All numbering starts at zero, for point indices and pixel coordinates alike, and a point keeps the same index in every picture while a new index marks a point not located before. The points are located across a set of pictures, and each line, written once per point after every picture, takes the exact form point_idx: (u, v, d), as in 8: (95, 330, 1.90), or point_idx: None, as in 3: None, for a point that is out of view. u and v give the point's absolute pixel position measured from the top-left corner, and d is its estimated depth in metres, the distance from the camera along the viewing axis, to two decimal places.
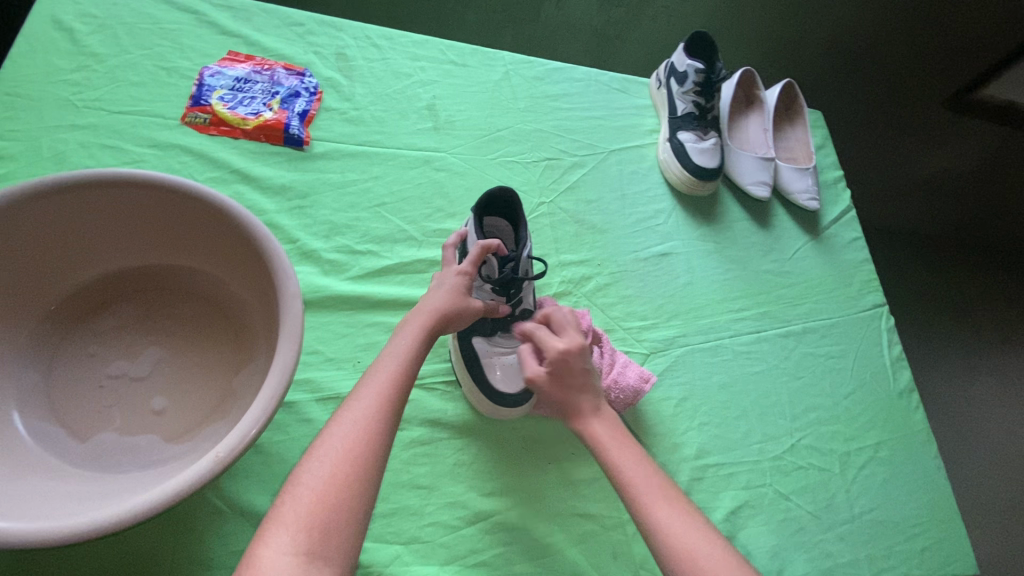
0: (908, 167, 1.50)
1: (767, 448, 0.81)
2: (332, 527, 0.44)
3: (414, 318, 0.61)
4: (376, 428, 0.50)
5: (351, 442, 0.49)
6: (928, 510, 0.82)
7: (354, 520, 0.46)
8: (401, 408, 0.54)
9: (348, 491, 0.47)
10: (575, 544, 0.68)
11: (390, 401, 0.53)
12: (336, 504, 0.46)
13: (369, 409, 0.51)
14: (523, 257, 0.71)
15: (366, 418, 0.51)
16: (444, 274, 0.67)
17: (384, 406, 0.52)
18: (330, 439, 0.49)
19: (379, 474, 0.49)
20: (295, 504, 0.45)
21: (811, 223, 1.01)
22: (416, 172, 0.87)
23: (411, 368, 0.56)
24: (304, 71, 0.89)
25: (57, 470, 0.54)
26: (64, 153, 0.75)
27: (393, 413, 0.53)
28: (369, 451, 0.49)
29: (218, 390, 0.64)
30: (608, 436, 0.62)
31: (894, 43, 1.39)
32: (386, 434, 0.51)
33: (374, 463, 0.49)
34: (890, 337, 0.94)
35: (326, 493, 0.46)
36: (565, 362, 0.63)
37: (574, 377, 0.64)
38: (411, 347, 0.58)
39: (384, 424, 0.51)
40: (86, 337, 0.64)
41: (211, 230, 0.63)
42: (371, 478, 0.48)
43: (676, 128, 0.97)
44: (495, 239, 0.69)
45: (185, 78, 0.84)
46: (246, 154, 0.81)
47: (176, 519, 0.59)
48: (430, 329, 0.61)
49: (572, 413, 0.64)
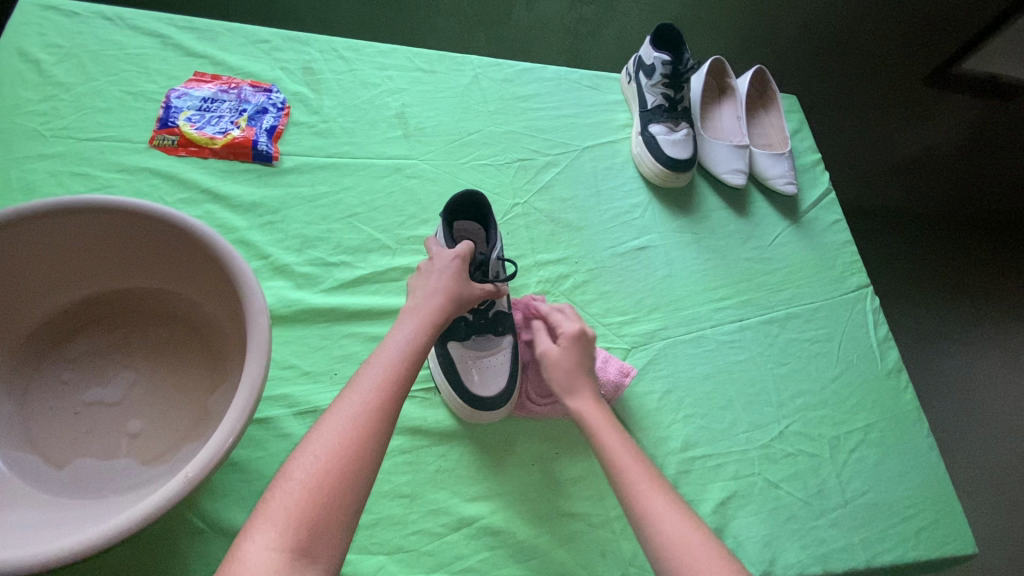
0: (894, 146, 1.48)
1: (754, 437, 0.80)
2: (319, 523, 0.44)
3: (421, 306, 0.62)
4: (373, 421, 0.49)
5: (346, 433, 0.48)
6: (922, 490, 0.81)
7: (344, 517, 0.45)
8: (403, 400, 0.53)
9: (342, 485, 0.46)
10: (563, 544, 0.68)
11: (388, 392, 0.52)
12: (325, 500, 0.45)
13: (369, 399, 0.51)
14: (492, 260, 0.72)
15: (363, 409, 0.50)
16: (440, 256, 0.68)
17: (383, 398, 0.51)
18: (323, 432, 0.48)
19: (375, 469, 0.48)
20: (283, 498, 0.45)
21: (789, 208, 1.01)
22: (388, 181, 0.87)
23: (414, 358, 0.56)
24: (271, 87, 0.89)
25: (34, 499, 0.54)
26: (33, 183, 0.75)
27: (394, 404, 0.52)
28: (366, 443, 0.48)
29: (193, 410, 0.64)
30: (603, 419, 0.64)
31: (868, 27, 1.35)
32: (385, 426, 0.50)
33: (369, 457, 0.48)
34: (876, 318, 0.93)
35: (316, 489, 0.45)
36: (579, 343, 0.70)
37: (584, 359, 0.69)
38: (414, 335, 0.58)
39: (382, 414, 0.50)
40: (59, 363, 0.65)
41: (179, 251, 0.63)
42: (365, 473, 0.47)
43: (648, 121, 0.97)
44: (469, 243, 0.69)
45: (152, 101, 0.84)
46: (216, 174, 0.81)
47: (157, 541, 0.59)
48: (437, 314, 0.61)
49: (574, 389, 0.66)
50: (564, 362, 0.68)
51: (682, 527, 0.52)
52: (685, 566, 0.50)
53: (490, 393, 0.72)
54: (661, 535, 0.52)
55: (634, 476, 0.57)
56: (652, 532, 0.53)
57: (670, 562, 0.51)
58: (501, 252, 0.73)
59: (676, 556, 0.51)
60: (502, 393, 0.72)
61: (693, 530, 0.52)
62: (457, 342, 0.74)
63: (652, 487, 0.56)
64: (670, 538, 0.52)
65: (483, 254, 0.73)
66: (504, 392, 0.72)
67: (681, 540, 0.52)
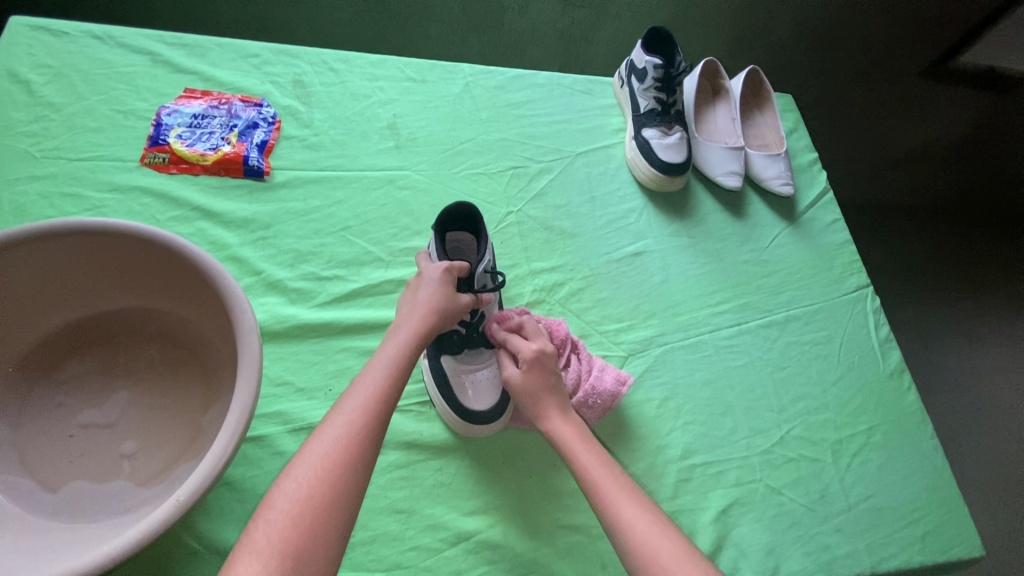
0: (893, 140, 1.47)
1: (755, 443, 0.79)
2: (304, 551, 0.43)
3: (407, 326, 0.62)
4: (356, 446, 0.50)
5: (329, 460, 0.48)
6: (928, 493, 0.79)
7: (330, 544, 0.45)
8: (386, 422, 0.53)
9: (326, 512, 0.46)
10: (562, 556, 0.67)
11: (371, 417, 0.52)
12: (310, 527, 0.44)
13: (351, 423, 0.51)
14: (478, 271, 0.71)
15: (347, 434, 0.50)
16: (428, 271, 0.69)
17: (366, 423, 0.51)
18: (306, 458, 0.48)
19: (359, 493, 0.48)
20: (267, 528, 0.44)
21: (786, 209, 1.00)
22: (381, 192, 0.87)
23: (397, 381, 0.56)
24: (261, 102, 0.89)
25: (27, 524, 0.54)
26: (24, 205, 0.75)
27: (377, 429, 0.52)
28: (350, 468, 0.48)
29: (187, 430, 0.64)
30: (571, 437, 0.65)
31: (866, 24, 1.33)
32: (369, 450, 0.50)
33: (353, 481, 0.48)
34: (877, 318, 0.92)
35: (300, 517, 0.45)
36: (538, 364, 0.69)
37: (548, 380, 0.69)
38: (398, 357, 0.58)
39: (365, 438, 0.51)
40: (53, 385, 0.65)
41: (169, 270, 0.63)
42: (349, 498, 0.47)
43: (641, 126, 0.97)
44: (463, 261, 0.69)
45: (143, 119, 0.84)
46: (207, 190, 0.81)
47: (153, 563, 0.59)
48: (421, 335, 0.62)
49: (543, 414, 0.67)
50: (525, 391, 0.68)
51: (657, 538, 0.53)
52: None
53: (484, 406, 0.71)
54: (637, 548, 0.53)
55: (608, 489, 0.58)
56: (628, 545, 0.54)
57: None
58: (489, 263, 0.72)
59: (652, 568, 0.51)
60: (495, 407, 0.72)
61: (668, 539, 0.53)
62: (451, 355, 0.74)
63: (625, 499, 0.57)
64: (645, 544, 0.53)
65: (472, 264, 0.72)
66: (499, 404, 0.72)
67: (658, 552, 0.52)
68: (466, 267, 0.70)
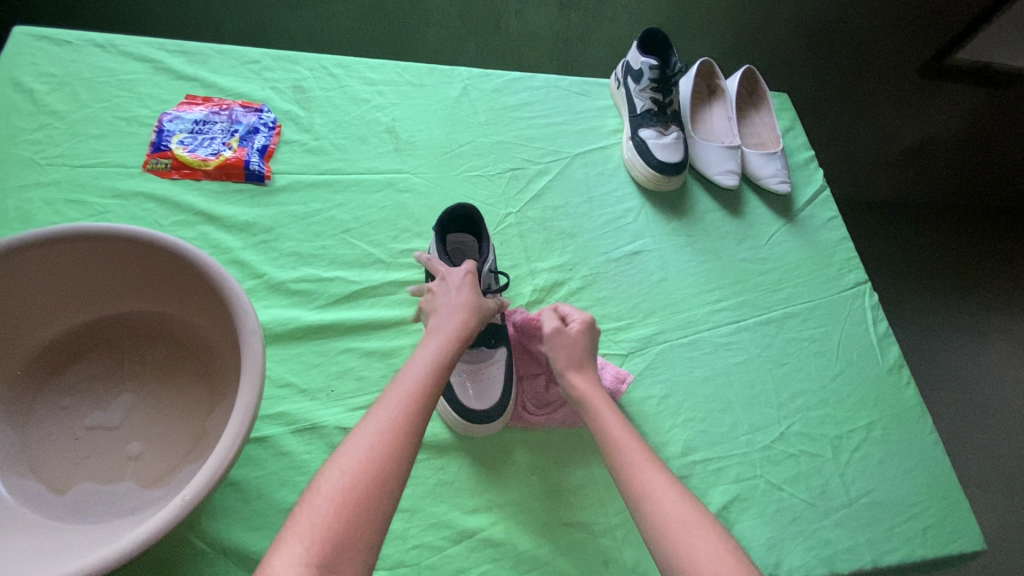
0: (888, 139, 1.48)
1: (755, 439, 0.80)
2: (346, 539, 0.44)
3: (445, 325, 0.62)
4: (401, 435, 0.50)
5: (372, 448, 0.49)
6: (928, 487, 0.80)
7: (366, 536, 0.45)
8: (428, 413, 0.54)
9: (368, 501, 0.46)
10: (564, 553, 0.67)
11: (411, 413, 0.52)
12: (353, 512, 0.45)
13: (394, 413, 0.51)
14: (484, 272, 0.72)
15: (392, 424, 0.51)
16: (451, 275, 0.69)
17: (410, 412, 0.52)
18: (351, 447, 0.49)
19: (402, 482, 0.49)
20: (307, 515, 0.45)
21: (783, 207, 1.00)
22: (380, 195, 0.87)
23: (437, 380, 0.56)
24: (262, 107, 0.90)
25: (35, 527, 0.55)
26: (29, 212, 0.76)
27: (421, 419, 0.52)
28: (394, 455, 0.49)
29: (192, 431, 0.64)
30: (602, 401, 0.65)
31: (861, 22, 1.33)
32: (413, 440, 0.51)
33: (395, 470, 0.48)
34: (875, 314, 0.92)
35: (343, 502, 0.45)
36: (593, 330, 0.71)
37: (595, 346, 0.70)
38: (437, 356, 0.58)
39: (409, 428, 0.51)
40: (59, 389, 0.65)
41: (174, 273, 0.63)
42: (393, 485, 0.48)
43: (637, 126, 0.98)
44: (474, 264, 0.69)
45: (145, 126, 0.85)
46: (209, 195, 0.82)
47: (159, 564, 0.59)
48: (461, 334, 0.62)
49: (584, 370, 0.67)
50: (575, 343, 0.68)
51: (676, 506, 0.54)
52: (684, 551, 0.50)
53: (487, 405, 0.72)
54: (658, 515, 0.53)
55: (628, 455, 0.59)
56: (645, 513, 0.54)
57: (665, 550, 0.51)
58: (493, 264, 0.73)
59: (663, 529, 0.52)
60: (496, 407, 0.72)
61: (685, 506, 0.54)
62: None
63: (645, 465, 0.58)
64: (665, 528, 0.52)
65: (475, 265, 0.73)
66: (501, 403, 0.73)
67: (675, 520, 0.52)
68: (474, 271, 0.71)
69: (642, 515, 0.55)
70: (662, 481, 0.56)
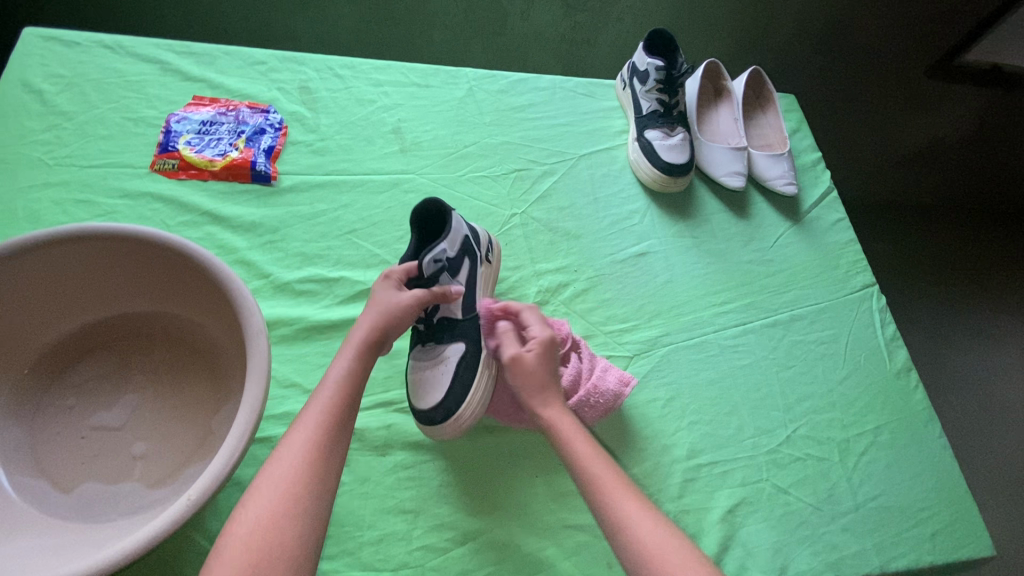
0: (896, 141, 1.47)
1: (761, 443, 0.79)
2: (275, 551, 0.45)
3: (355, 336, 0.62)
4: (323, 449, 0.52)
5: (296, 465, 0.50)
6: (937, 492, 0.79)
7: (298, 547, 0.47)
8: (347, 426, 0.55)
9: (297, 514, 0.48)
10: (568, 556, 0.67)
11: (329, 432, 0.53)
12: (282, 526, 0.47)
13: (313, 429, 0.53)
14: (425, 262, 0.68)
15: (312, 440, 0.52)
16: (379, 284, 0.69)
17: (328, 427, 0.54)
18: (272, 467, 0.50)
19: (330, 492, 0.51)
20: (230, 543, 0.46)
21: (790, 209, 1.00)
22: (386, 196, 0.87)
23: (350, 397, 0.57)
24: (268, 108, 0.90)
25: (41, 527, 0.55)
26: (38, 212, 0.77)
27: (340, 432, 0.54)
28: (318, 470, 0.51)
29: (197, 431, 0.65)
30: (568, 425, 0.63)
31: (869, 23, 1.32)
32: (334, 452, 0.53)
33: (322, 482, 0.50)
34: (883, 317, 0.92)
35: (272, 518, 0.47)
36: (550, 350, 0.68)
37: (555, 366, 0.68)
38: (348, 373, 0.58)
39: (331, 441, 0.53)
40: (65, 389, 0.66)
41: (180, 274, 0.64)
42: (320, 496, 0.50)
43: (643, 127, 0.97)
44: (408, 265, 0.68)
45: (153, 127, 0.86)
46: (216, 196, 0.82)
47: (163, 563, 0.60)
48: (371, 344, 0.62)
49: (548, 395, 0.65)
50: (535, 366, 0.66)
51: (653, 534, 0.53)
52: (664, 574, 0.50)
53: (427, 406, 0.70)
54: (638, 540, 0.53)
55: (603, 481, 0.57)
56: (629, 540, 0.53)
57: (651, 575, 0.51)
58: (440, 253, 0.69)
59: (642, 554, 0.52)
60: (434, 409, 0.69)
61: (665, 535, 0.53)
62: (420, 349, 0.74)
63: (618, 492, 0.56)
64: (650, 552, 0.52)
65: (418, 257, 0.69)
66: (441, 406, 0.69)
67: (654, 547, 0.52)
68: (413, 267, 0.69)
69: (623, 542, 0.54)
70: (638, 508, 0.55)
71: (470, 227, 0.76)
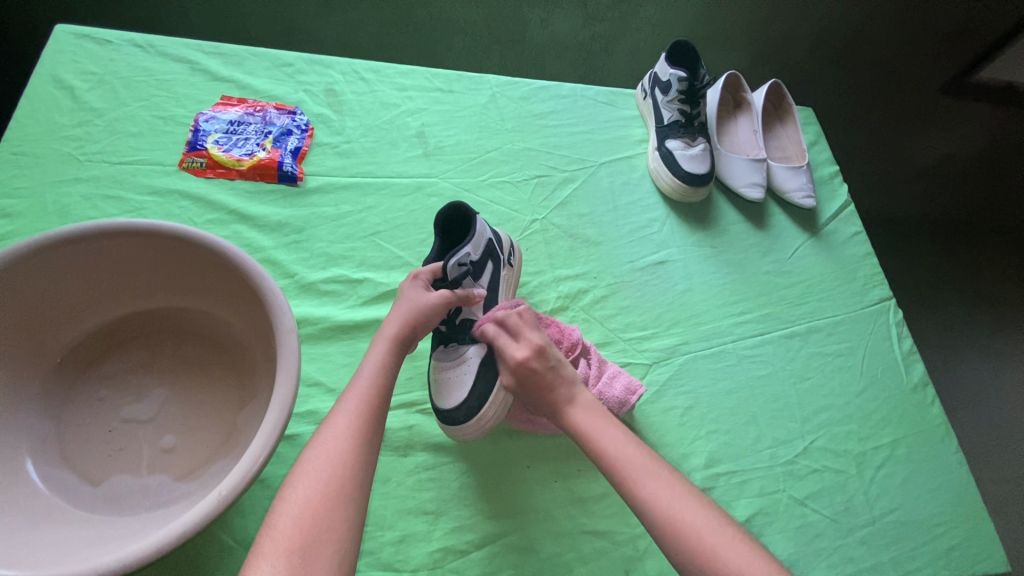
0: (906, 157, 1.47)
1: (779, 453, 0.79)
2: (322, 536, 0.46)
3: (386, 331, 0.62)
4: (360, 438, 0.53)
5: (334, 455, 0.51)
6: (953, 507, 0.79)
7: (343, 531, 0.47)
8: (382, 417, 0.56)
9: (339, 499, 0.48)
10: (586, 561, 0.67)
11: (367, 421, 0.54)
12: (326, 512, 0.47)
13: (348, 421, 0.54)
14: (450, 265, 0.69)
15: (349, 430, 0.53)
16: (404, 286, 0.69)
17: (365, 417, 0.54)
18: (311, 457, 0.51)
19: (369, 478, 0.52)
20: (277, 530, 0.46)
21: (808, 221, 1.00)
22: (409, 199, 0.88)
23: (384, 389, 0.58)
24: (295, 109, 0.92)
25: (70, 517, 0.55)
26: (68, 207, 0.78)
27: (376, 422, 0.55)
28: (356, 458, 0.51)
29: (223, 426, 0.65)
30: (592, 425, 0.62)
31: (885, 35, 1.35)
32: (370, 442, 0.53)
33: (360, 469, 0.51)
34: (900, 331, 0.92)
35: (316, 505, 0.47)
36: (528, 366, 0.64)
37: (543, 379, 0.64)
38: (383, 366, 0.59)
39: (367, 431, 0.54)
40: (96, 381, 0.67)
41: (210, 271, 0.65)
42: (360, 482, 0.50)
43: (665, 137, 0.98)
44: (433, 266, 0.69)
45: (182, 125, 0.87)
46: (242, 195, 0.83)
47: (188, 558, 0.60)
48: (401, 339, 0.62)
49: (552, 408, 0.65)
50: (533, 385, 0.65)
51: (687, 509, 0.54)
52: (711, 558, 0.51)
53: (448, 406, 0.70)
54: (679, 529, 0.53)
55: (631, 468, 0.58)
56: (675, 528, 0.53)
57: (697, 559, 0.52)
58: (465, 257, 0.69)
59: (677, 528, 0.53)
60: (457, 409, 0.69)
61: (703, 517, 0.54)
62: (440, 350, 0.73)
63: (637, 470, 0.57)
64: (695, 539, 0.52)
65: (444, 259, 0.70)
66: (463, 405, 0.69)
67: (699, 531, 0.53)
68: (438, 268, 0.69)
69: (668, 531, 0.54)
70: (673, 492, 0.56)
71: (493, 230, 0.77)
